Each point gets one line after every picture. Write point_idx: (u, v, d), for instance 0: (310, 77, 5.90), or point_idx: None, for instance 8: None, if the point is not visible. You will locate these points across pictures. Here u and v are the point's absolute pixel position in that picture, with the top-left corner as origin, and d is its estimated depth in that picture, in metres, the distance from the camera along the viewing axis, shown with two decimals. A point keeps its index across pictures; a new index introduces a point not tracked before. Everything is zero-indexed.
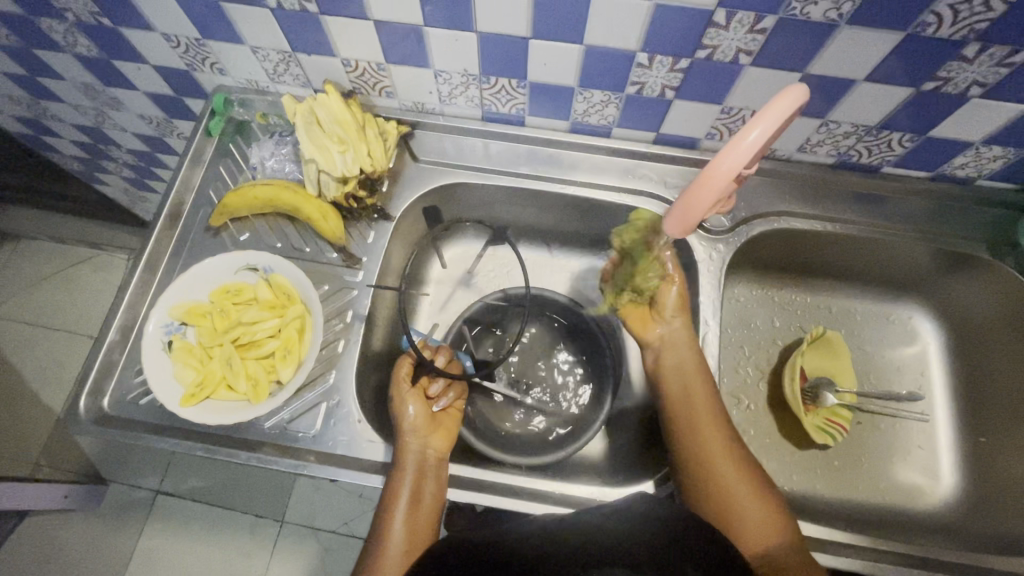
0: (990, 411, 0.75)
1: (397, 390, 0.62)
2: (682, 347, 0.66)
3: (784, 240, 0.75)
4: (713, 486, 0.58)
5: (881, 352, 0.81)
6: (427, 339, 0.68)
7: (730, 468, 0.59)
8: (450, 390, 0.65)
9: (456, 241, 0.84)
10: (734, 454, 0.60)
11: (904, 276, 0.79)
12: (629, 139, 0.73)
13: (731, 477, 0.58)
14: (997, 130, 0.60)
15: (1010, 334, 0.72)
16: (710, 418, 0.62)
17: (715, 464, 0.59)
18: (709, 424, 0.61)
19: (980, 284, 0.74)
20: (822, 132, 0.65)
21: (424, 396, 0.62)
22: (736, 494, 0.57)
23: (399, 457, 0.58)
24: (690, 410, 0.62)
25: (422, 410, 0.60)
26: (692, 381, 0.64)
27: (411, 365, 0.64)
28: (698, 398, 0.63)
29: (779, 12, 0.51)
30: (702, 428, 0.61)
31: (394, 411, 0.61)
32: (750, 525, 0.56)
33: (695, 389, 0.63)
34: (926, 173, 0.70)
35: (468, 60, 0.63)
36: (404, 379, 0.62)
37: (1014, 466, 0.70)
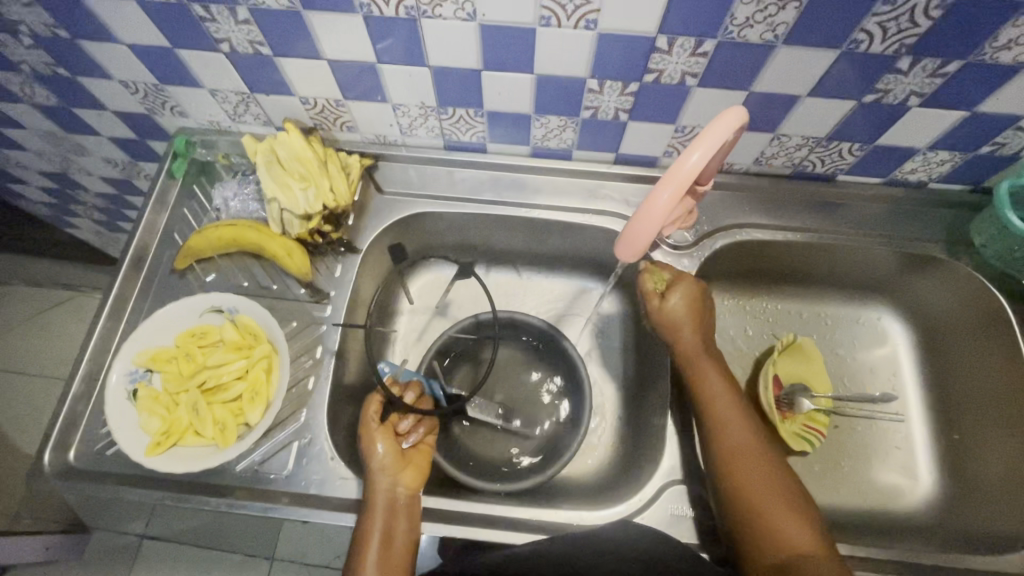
0: (963, 408, 0.76)
1: (366, 429, 0.61)
2: (699, 361, 0.66)
3: (747, 249, 0.76)
4: (743, 498, 0.57)
5: (853, 355, 0.82)
6: (396, 374, 0.67)
7: (755, 478, 0.58)
8: (421, 425, 0.63)
9: (422, 270, 0.84)
10: (758, 463, 0.59)
11: (869, 278, 0.80)
12: (591, 161, 0.74)
13: (756, 485, 0.57)
14: (941, 136, 0.62)
15: (975, 332, 0.74)
16: (730, 428, 0.61)
17: (743, 474, 0.58)
18: (729, 433, 0.61)
19: (944, 284, 0.75)
20: (775, 145, 0.67)
21: (393, 433, 0.61)
22: (759, 505, 0.56)
23: (368, 498, 0.58)
24: (716, 421, 0.62)
25: (390, 448, 0.60)
26: (715, 392, 0.64)
27: (379, 403, 0.63)
28: (721, 410, 0.63)
29: (718, 35, 0.52)
30: (728, 436, 0.61)
31: (364, 453, 0.60)
32: (781, 537, 0.54)
33: (719, 401, 0.63)
34: (879, 179, 0.72)
35: (424, 93, 0.64)
36: (371, 418, 0.62)
37: (990, 462, 0.71)
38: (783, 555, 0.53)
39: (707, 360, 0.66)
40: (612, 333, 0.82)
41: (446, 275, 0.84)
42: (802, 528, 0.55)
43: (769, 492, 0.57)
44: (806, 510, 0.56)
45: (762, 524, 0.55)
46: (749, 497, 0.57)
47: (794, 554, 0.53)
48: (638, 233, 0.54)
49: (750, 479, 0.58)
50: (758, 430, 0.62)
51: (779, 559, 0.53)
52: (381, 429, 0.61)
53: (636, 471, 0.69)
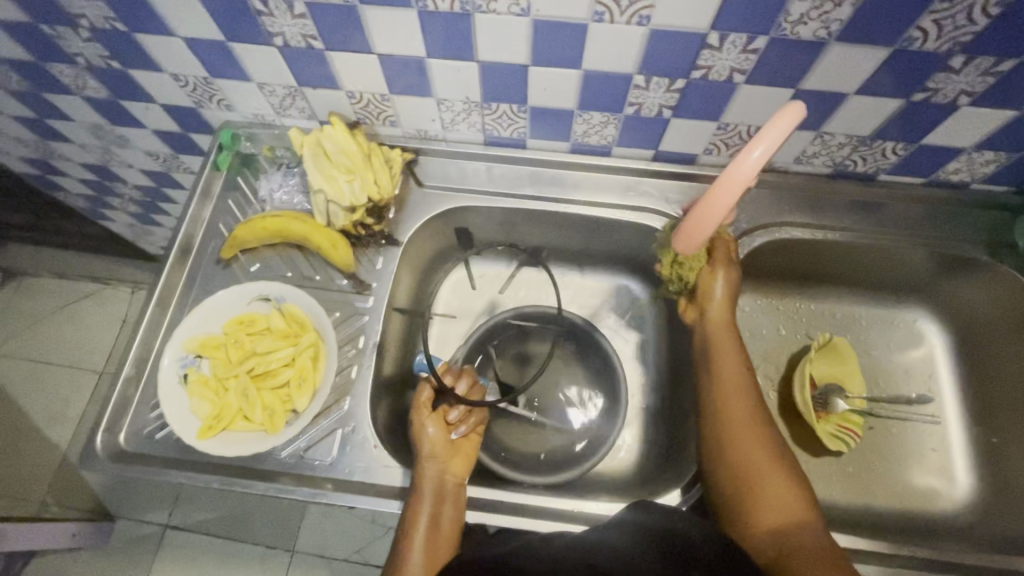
0: (1001, 410, 0.75)
1: (417, 415, 0.63)
2: (714, 328, 0.67)
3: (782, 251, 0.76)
4: (739, 460, 0.57)
5: (887, 356, 0.82)
6: (448, 362, 0.68)
7: (748, 445, 0.58)
8: (471, 416, 0.64)
9: (486, 260, 0.84)
10: (756, 428, 0.59)
11: (907, 279, 0.80)
12: (629, 157, 0.75)
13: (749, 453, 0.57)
14: (988, 135, 0.61)
15: (1014, 332, 0.73)
16: (731, 392, 0.62)
17: (741, 438, 0.58)
18: (730, 403, 0.61)
19: (985, 286, 0.74)
20: (817, 143, 0.67)
21: (444, 422, 0.63)
22: (753, 468, 0.56)
23: (417, 483, 0.59)
24: (718, 387, 0.62)
25: (441, 438, 0.61)
26: (725, 357, 0.64)
27: (430, 391, 0.64)
28: (726, 375, 0.63)
29: (770, 32, 0.53)
30: (727, 400, 0.61)
31: (417, 440, 0.61)
32: (772, 499, 0.54)
33: (727, 365, 0.63)
34: (920, 179, 0.72)
35: (470, 88, 0.65)
36: (423, 405, 0.63)
37: None
38: (775, 515, 0.53)
39: (723, 327, 0.67)
40: (646, 330, 0.82)
41: (502, 270, 0.85)
42: (797, 497, 0.54)
43: (764, 461, 0.57)
44: (800, 481, 0.56)
45: (751, 491, 0.55)
46: (744, 460, 0.57)
47: (787, 515, 0.53)
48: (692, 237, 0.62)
49: (746, 443, 0.58)
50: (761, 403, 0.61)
51: (771, 519, 0.53)
52: (438, 415, 0.62)
53: (674, 468, 0.69)
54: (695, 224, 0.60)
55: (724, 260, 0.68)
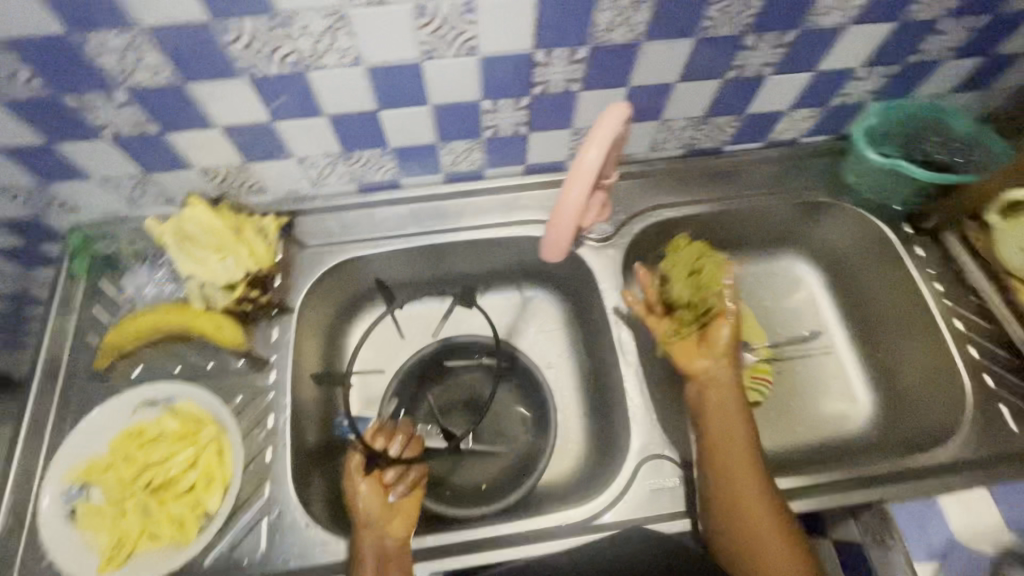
0: (878, 327, 0.83)
1: (349, 482, 0.62)
2: (716, 394, 0.64)
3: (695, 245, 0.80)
4: (751, 546, 0.56)
5: (778, 303, 0.89)
6: (381, 421, 0.67)
7: (756, 506, 0.57)
8: (409, 473, 0.63)
9: (398, 304, 0.83)
10: (765, 508, 0.57)
11: (775, 231, 0.87)
12: (504, 176, 0.77)
13: (757, 514, 0.57)
14: (797, 95, 0.70)
15: (871, 255, 0.82)
16: (741, 470, 0.59)
17: (753, 521, 0.56)
18: (739, 475, 0.58)
19: (839, 222, 0.83)
20: (664, 130, 0.73)
21: (380, 485, 0.62)
22: (762, 556, 0.55)
23: (357, 554, 0.57)
24: (727, 461, 0.59)
25: (376, 501, 0.60)
26: (732, 428, 0.61)
27: (359, 454, 0.63)
28: (735, 450, 0.60)
29: (587, 42, 0.57)
30: (737, 478, 0.58)
31: (352, 509, 0.60)
32: None
33: (735, 439, 0.61)
34: (759, 144, 0.80)
35: (327, 142, 0.65)
36: (354, 469, 0.62)
37: (910, 368, 0.78)
38: None
39: (727, 391, 0.65)
40: (562, 334, 0.84)
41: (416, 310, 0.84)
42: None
43: (775, 544, 0.55)
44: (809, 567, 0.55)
45: (756, 557, 0.55)
46: (755, 547, 0.56)
47: None
48: (554, 235, 0.59)
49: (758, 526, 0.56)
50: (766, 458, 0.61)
51: None
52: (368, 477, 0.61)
53: (612, 460, 0.71)
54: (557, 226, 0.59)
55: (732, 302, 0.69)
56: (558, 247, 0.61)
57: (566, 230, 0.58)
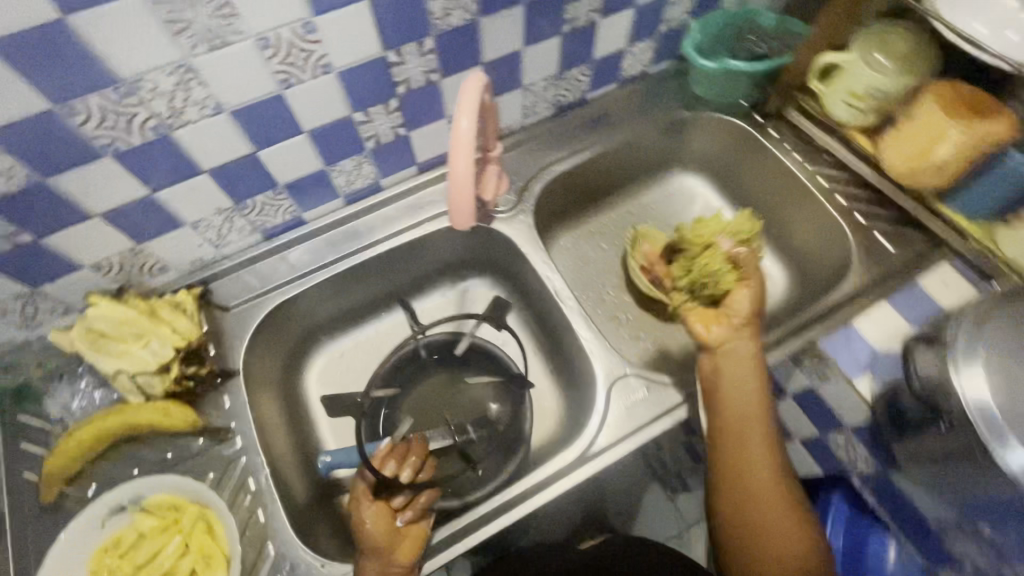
0: (766, 208, 0.92)
1: (357, 506, 0.62)
2: (730, 371, 0.62)
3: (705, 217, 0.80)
4: (754, 513, 0.59)
5: (680, 219, 0.99)
6: (392, 441, 0.66)
7: (762, 489, 0.59)
8: (419, 497, 0.63)
9: (344, 336, 0.85)
10: (770, 478, 0.60)
11: (655, 158, 0.96)
12: (400, 182, 0.80)
13: (761, 485, 0.59)
14: (629, 31, 0.78)
15: (738, 150, 0.92)
16: (751, 443, 0.60)
17: (759, 490, 0.59)
18: (749, 448, 0.60)
19: (702, 132, 0.93)
20: (529, 95, 0.79)
21: (387, 509, 0.62)
22: (763, 519, 0.59)
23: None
24: (739, 434, 0.61)
25: (383, 524, 0.60)
26: (750, 402, 0.61)
27: (368, 478, 0.63)
28: (749, 425, 0.61)
29: (430, 32, 0.61)
30: (748, 451, 0.60)
31: (360, 532, 0.60)
32: (780, 544, 0.58)
33: (751, 413, 0.61)
34: (615, 85, 0.88)
35: (215, 199, 0.64)
36: (362, 494, 0.62)
37: (803, 230, 0.87)
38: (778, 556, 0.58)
39: (745, 363, 0.62)
40: (506, 309, 0.89)
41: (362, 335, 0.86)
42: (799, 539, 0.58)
43: (778, 508, 0.59)
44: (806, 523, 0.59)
45: (761, 520, 0.59)
46: (757, 511, 0.59)
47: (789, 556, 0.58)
48: (460, 204, 0.61)
49: (762, 494, 0.59)
50: (775, 430, 0.61)
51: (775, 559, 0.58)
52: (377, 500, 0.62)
53: (584, 401, 0.75)
54: (460, 194, 0.60)
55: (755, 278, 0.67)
56: (465, 216, 0.63)
57: (468, 197, 0.60)
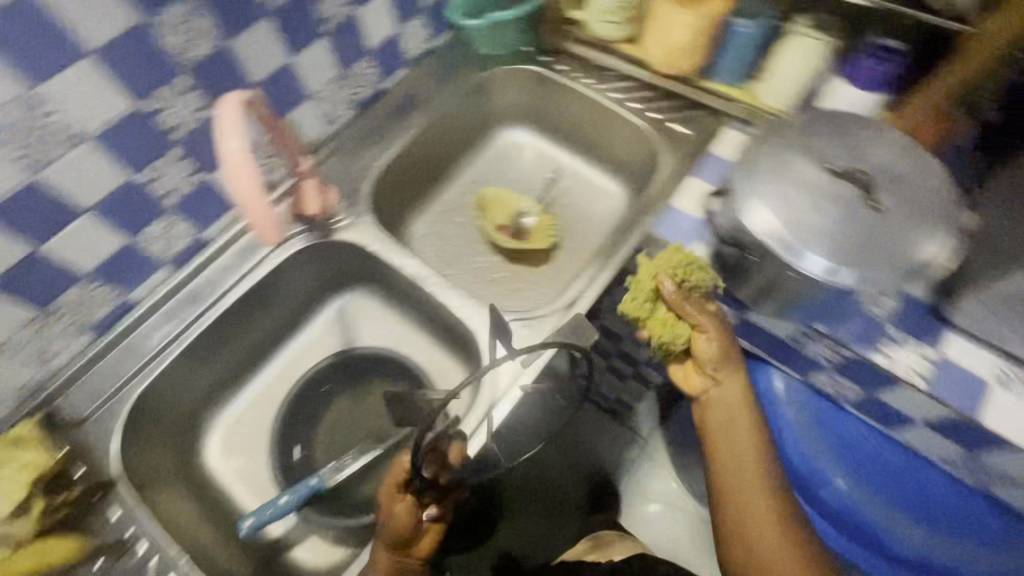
0: (582, 135, 1.00)
1: (387, 494, 0.64)
2: (724, 416, 0.71)
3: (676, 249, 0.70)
4: (747, 527, 0.69)
5: (517, 172, 1.05)
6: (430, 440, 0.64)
7: (753, 501, 0.69)
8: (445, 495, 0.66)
9: (234, 401, 0.83)
10: (756, 500, 0.69)
11: (473, 123, 1.00)
12: (225, 227, 0.77)
13: (750, 504, 0.69)
14: (392, 14, 0.80)
15: (539, 92, 0.98)
16: (743, 470, 0.70)
17: (749, 509, 0.69)
18: (738, 472, 0.70)
19: (503, 87, 0.98)
20: (320, 101, 0.79)
21: (415, 503, 0.64)
22: (750, 533, 0.69)
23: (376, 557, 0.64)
24: (729, 464, 0.71)
25: (407, 522, 0.63)
26: (737, 438, 0.71)
27: (403, 472, 0.63)
28: (739, 456, 0.70)
29: (179, 70, 0.59)
30: (740, 480, 0.70)
31: (384, 518, 0.63)
32: (767, 556, 0.67)
33: (740, 446, 0.71)
34: (406, 68, 0.90)
35: (11, 313, 0.58)
36: (393, 487, 0.63)
37: (616, 143, 0.96)
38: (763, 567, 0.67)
39: (737, 411, 0.71)
40: (385, 310, 0.91)
41: (253, 392, 0.85)
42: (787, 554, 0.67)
43: (765, 523, 0.68)
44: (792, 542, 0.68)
45: (748, 533, 0.69)
46: (748, 525, 0.69)
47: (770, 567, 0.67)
48: (262, 222, 0.60)
49: (752, 511, 0.69)
50: (771, 467, 0.71)
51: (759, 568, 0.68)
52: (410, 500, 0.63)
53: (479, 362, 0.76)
54: (258, 213, 0.59)
55: (714, 330, 0.69)
56: (271, 229, 0.62)
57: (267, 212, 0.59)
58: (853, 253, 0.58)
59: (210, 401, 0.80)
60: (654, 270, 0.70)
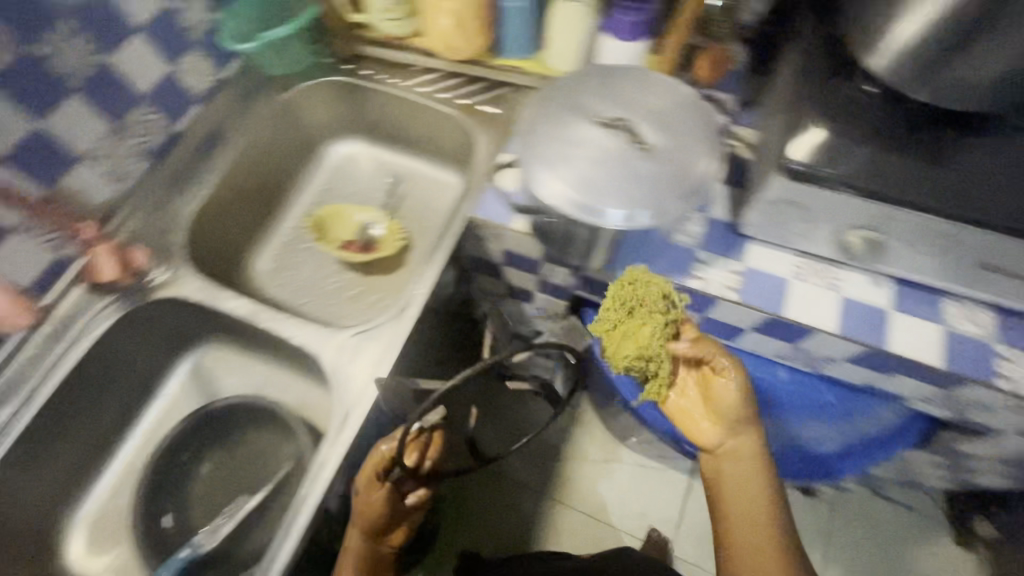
0: (407, 134, 1.00)
1: (364, 481, 0.66)
2: (744, 467, 0.67)
3: (636, 280, 0.67)
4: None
5: (356, 184, 1.03)
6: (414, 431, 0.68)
7: (758, 554, 0.62)
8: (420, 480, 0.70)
9: (91, 496, 0.78)
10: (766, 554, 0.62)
11: (295, 147, 0.99)
12: (21, 316, 0.70)
13: (750, 552, 0.63)
14: (154, 54, 0.76)
15: (351, 102, 0.98)
16: (750, 522, 0.64)
17: (747, 557, 0.63)
18: (742, 519, 0.65)
19: (314, 104, 0.97)
20: (98, 160, 0.75)
21: (392, 492, 0.67)
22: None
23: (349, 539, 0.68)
24: (736, 514, 0.66)
25: (380, 508, 0.66)
26: (751, 489, 0.66)
27: (385, 461, 0.66)
28: (743, 504, 0.65)
29: None
30: (741, 526, 0.65)
31: (359, 502, 0.66)
32: None
33: (750, 495, 0.66)
34: (197, 105, 0.86)
35: None
36: (372, 474, 0.66)
37: (436, 137, 0.97)
38: None
39: (760, 468, 0.67)
40: (243, 357, 0.86)
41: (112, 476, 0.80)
42: None
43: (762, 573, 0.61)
44: None
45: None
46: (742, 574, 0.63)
47: None
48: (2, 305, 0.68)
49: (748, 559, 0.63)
50: (781, 520, 0.65)
51: None
52: (387, 490, 0.66)
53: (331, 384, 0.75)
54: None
55: (727, 372, 0.68)
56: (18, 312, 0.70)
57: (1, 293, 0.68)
58: (632, 196, 0.61)
59: (59, 502, 0.75)
60: (647, 280, 0.66)
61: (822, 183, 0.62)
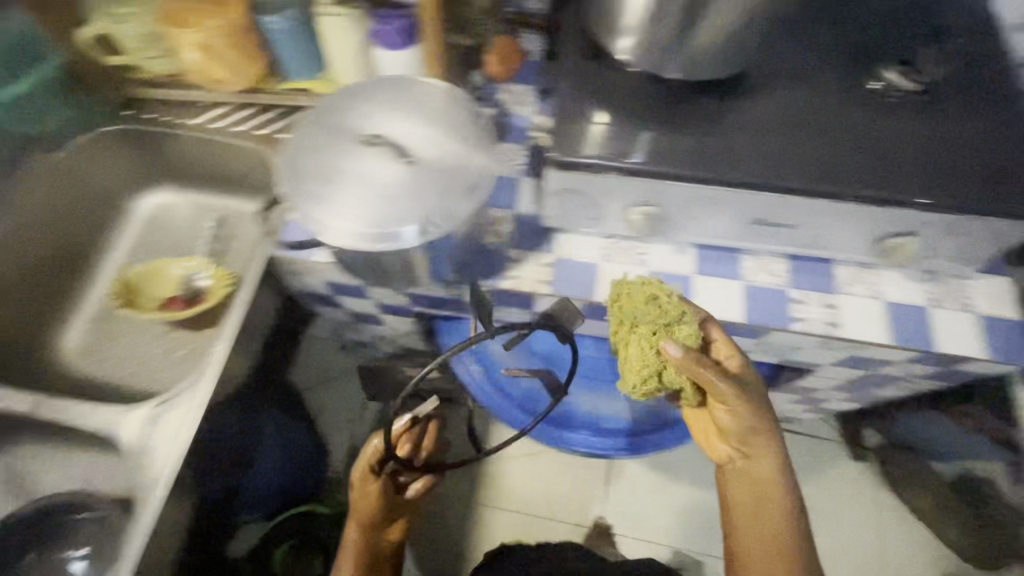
0: (213, 174, 0.94)
1: (362, 475, 0.81)
2: (761, 470, 0.68)
3: (638, 289, 0.66)
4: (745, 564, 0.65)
5: (171, 235, 0.96)
6: (401, 427, 0.86)
7: (766, 551, 0.64)
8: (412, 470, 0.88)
9: None
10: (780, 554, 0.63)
11: (90, 207, 0.92)
12: None
13: (756, 546, 0.65)
14: None
15: (142, 151, 0.92)
16: (768, 519, 0.66)
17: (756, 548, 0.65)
18: (759, 517, 0.66)
19: (100, 160, 0.90)
20: None
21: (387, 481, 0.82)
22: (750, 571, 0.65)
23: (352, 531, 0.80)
24: (755, 511, 0.67)
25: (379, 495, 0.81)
26: (773, 493, 0.67)
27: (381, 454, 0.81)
28: (768, 505, 0.67)
29: None
30: (758, 524, 0.66)
31: (358, 494, 0.80)
32: None
33: (770, 496, 0.67)
34: None
35: None
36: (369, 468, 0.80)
37: (242, 170, 0.90)
38: None
39: (781, 473, 0.68)
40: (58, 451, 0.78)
41: None
42: None
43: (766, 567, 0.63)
44: None
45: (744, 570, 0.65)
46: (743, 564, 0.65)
47: None
48: None
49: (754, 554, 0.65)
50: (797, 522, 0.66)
51: None
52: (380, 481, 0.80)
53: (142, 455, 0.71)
54: None
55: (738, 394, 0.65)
56: None
57: None
58: (419, 210, 0.60)
59: None
60: (650, 293, 0.65)
61: (587, 169, 0.63)
